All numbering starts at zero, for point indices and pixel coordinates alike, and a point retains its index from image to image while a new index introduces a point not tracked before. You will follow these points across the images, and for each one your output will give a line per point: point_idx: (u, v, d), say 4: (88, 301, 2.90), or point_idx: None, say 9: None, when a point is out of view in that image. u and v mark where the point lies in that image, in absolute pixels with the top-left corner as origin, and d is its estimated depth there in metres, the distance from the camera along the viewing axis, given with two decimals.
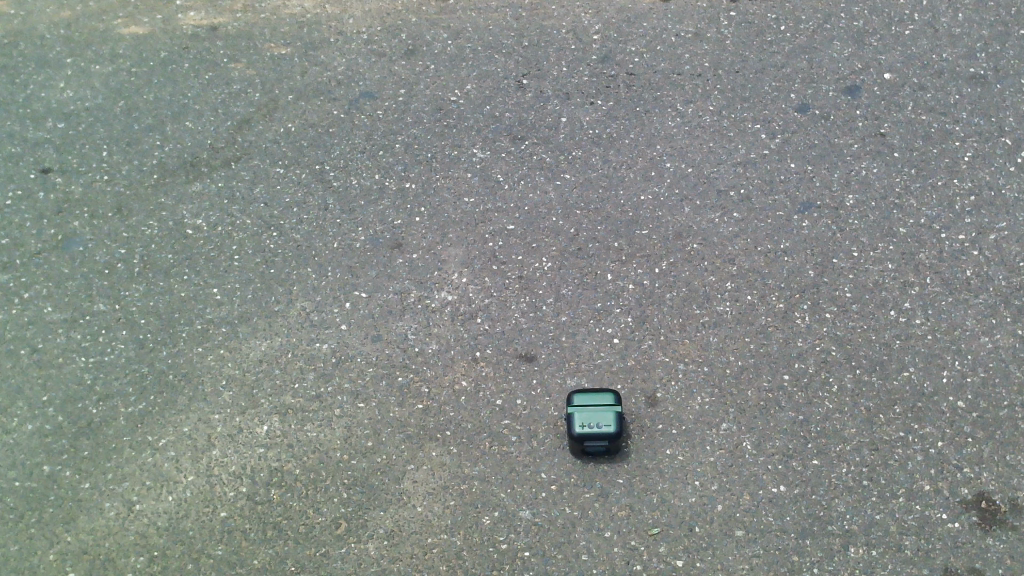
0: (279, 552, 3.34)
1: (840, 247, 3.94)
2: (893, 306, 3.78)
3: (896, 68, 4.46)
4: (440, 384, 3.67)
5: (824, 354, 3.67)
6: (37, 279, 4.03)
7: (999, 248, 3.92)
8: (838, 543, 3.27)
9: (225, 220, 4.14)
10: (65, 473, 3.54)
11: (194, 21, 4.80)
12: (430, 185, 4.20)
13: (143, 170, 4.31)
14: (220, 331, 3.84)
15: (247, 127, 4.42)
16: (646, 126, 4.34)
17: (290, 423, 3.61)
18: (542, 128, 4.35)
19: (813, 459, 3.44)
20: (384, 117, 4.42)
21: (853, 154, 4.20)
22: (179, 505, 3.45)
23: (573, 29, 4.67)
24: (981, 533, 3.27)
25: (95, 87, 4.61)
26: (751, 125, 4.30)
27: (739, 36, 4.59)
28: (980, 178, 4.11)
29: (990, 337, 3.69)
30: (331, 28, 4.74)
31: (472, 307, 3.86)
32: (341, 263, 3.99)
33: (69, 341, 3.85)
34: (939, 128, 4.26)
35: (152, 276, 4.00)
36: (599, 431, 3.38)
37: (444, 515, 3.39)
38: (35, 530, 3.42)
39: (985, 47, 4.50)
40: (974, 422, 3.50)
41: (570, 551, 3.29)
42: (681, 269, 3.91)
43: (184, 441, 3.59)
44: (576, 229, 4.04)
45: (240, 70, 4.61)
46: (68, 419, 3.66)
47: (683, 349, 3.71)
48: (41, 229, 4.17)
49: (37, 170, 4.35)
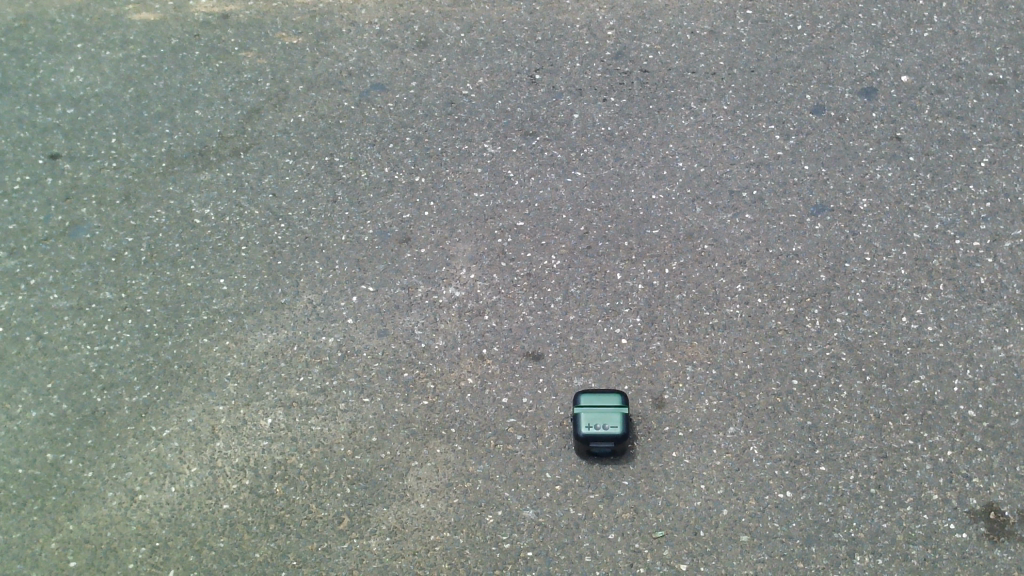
0: (281, 546, 3.32)
1: (853, 251, 3.90)
2: (905, 312, 3.74)
3: (913, 71, 4.41)
4: (446, 380, 3.64)
5: (834, 359, 3.63)
6: (44, 266, 4.01)
7: (1015, 256, 3.87)
8: (844, 550, 3.24)
9: (233, 210, 4.11)
10: (68, 461, 3.52)
11: (205, 9, 4.79)
12: (439, 179, 4.17)
13: (152, 158, 4.29)
14: (226, 322, 3.82)
15: (257, 117, 4.39)
16: (659, 125, 4.30)
17: (295, 417, 3.59)
18: (554, 124, 4.32)
19: (820, 465, 3.41)
20: (394, 110, 4.38)
21: (868, 157, 4.15)
22: (181, 496, 3.44)
23: (588, 24, 4.63)
24: (989, 544, 3.24)
25: (105, 73, 4.58)
26: (765, 125, 4.26)
27: (755, 34, 4.54)
28: (997, 184, 4.06)
29: (1003, 346, 3.65)
30: (343, 18, 4.71)
31: (479, 303, 3.83)
32: (349, 256, 3.97)
33: (75, 328, 3.84)
34: (956, 133, 4.21)
35: (159, 265, 3.98)
36: (606, 433, 3.36)
37: (447, 513, 3.37)
38: (37, 518, 3.41)
39: (1004, 52, 4.45)
40: (985, 432, 3.46)
41: (573, 552, 3.27)
42: (691, 270, 3.88)
43: (187, 431, 3.57)
44: (586, 227, 4.01)
45: (251, 59, 4.58)
46: (72, 408, 3.64)
47: (691, 351, 3.68)
48: (49, 215, 4.15)
49: (46, 155, 4.33)
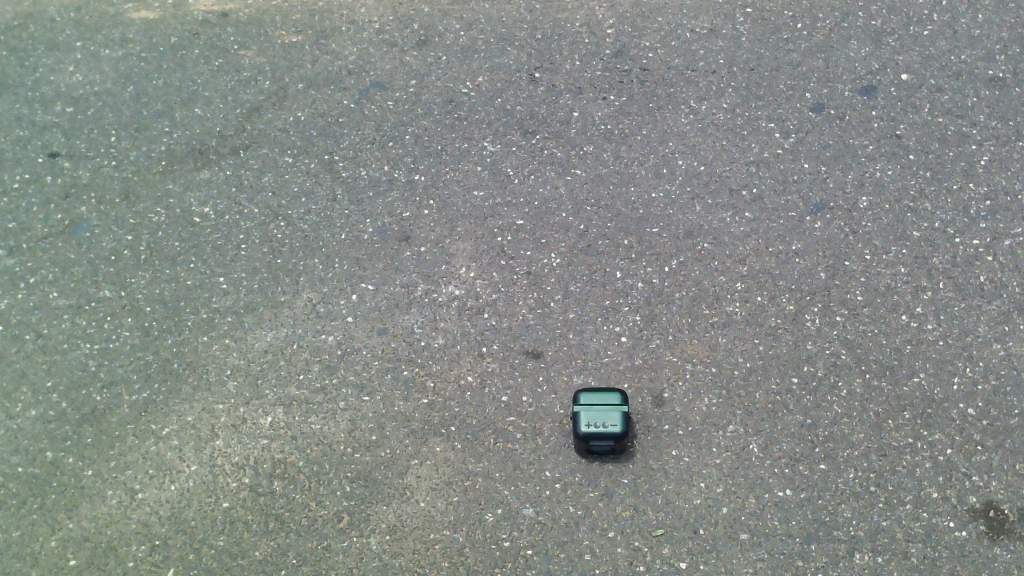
0: (281, 545, 3.32)
1: (853, 249, 3.90)
2: (905, 310, 3.74)
3: (913, 69, 4.41)
4: (445, 379, 3.64)
5: (834, 357, 3.63)
6: (44, 264, 4.01)
7: (1014, 254, 3.87)
8: (844, 549, 3.24)
9: (233, 209, 4.11)
10: (68, 460, 3.53)
11: (205, 7, 4.78)
12: (439, 178, 4.17)
13: (151, 156, 4.29)
14: (226, 321, 3.82)
15: (256, 116, 4.38)
16: (659, 123, 4.30)
17: (294, 415, 3.59)
18: (553, 122, 4.31)
19: (820, 463, 3.41)
20: (394, 108, 4.38)
21: (868, 155, 4.15)
22: (181, 495, 3.44)
23: (587, 22, 4.62)
24: (988, 543, 3.24)
25: (104, 71, 4.58)
26: (765, 124, 4.26)
27: (755, 33, 4.54)
28: (996, 182, 4.06)
29: (1002, 344, 3.65)
30: (343, 16, 4.71)
31: (478, 302, 3.83)
32: (348, 255, 3.97)
33: (75, 327, 3.84)
34: (955, 131, 4.21)
35: (158, 264, 3.98)
36: (606, 431, 3.36)
37: (447, 511, 3.37)
38: (37, 516, 3.41)
39: (1004, 50, 4.44)
40: (984, 430, 3.46)
41: (573, 550, 3.27)
42: (691, 269, 3.88)
43: (187, 430, 3.57)
44: (586, 226, 4.01)
45: (250, 57, 4.58)
46: (72, 406, 3.64)
47: (691, 349, 3.68)
48: (48, 214, 4.15)
49: (45, 154, 4.33)
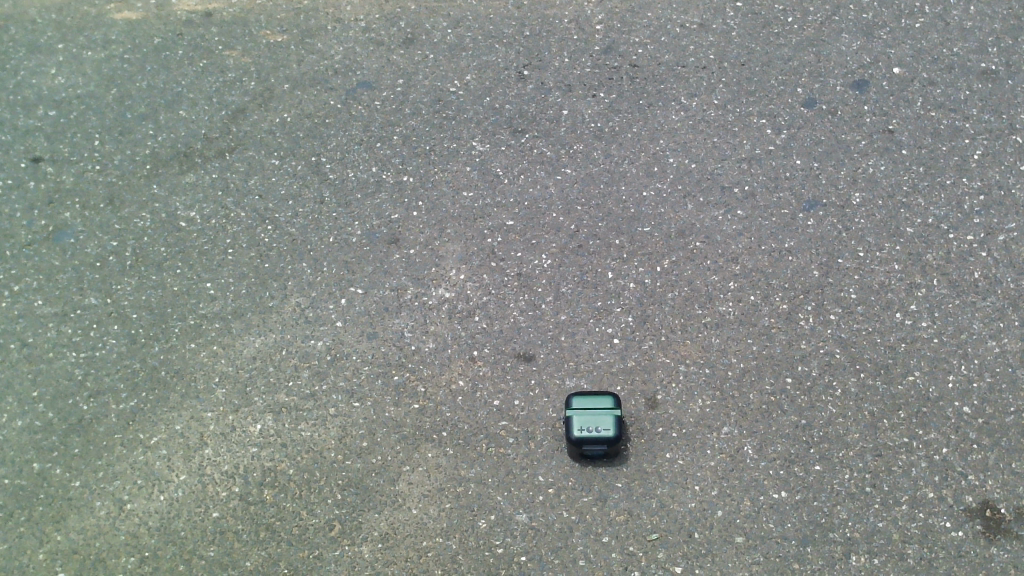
0: (272, 554, 3.28)
1: (846, 246, 3.87)
2: (899, 308, 3.71)
3: (905, 62, 4.37)
4: (437, 384, 3.60)
5: (828, 356, 3.60)
6: (28, 272, 3.96)
7: (1009, 249, 3.84)
8: (840, 550, 3.22)
9: (219, 212, 4.06)
10: (55, 471, 3.48)
11: (188, 7, 4.72)
12: (427, 178, 4.12)
13: (135, 160, 4.23)
14: (214, 327, 3.77)
15: (242, 117, 4.33)
16: (649, 120, 4.25)
17: (284, 423, 3.54)
18: (543, 121, 4.26)
19: (815, 464, 3.38)
20: (381, 108, 4.33)
21: (861, 151, 4.11)
22: (170, 505, 3.39)
23: (576, 18, 4.57)
24: (985, 542, 3.22)
25: (87, 74, 4.52)
26: (756, 120, 4.21)
27: (745, 27, 4.49)
28: (990, 177, 4.02)
29: (997, 341, 3.62)
30: (329, 15, 4.65)
31: (469, 305, 3.79)
32: (337, 258, 3.92)
33: (60, 335, 3.79)
34: (948, 125, 4.18)
35: (144, 270, 3.92)
36: (599, 435, 3.33)
37: (439, 518, 3.33)
38: (24, 529, 3.36)
39: (997, 42, 4.41)
40: (980, 428, 3.44)
41: (567, 555, 3.24)
42: (683, 268, 3.84)
43: (176, 439, 3.53)
44: (577, 226, 3.97)
45: (235, 57, 4.52)
46: (58, 416, 3.60)
47: (684, 350, 3.64)
48: (32, 220, 4.09)
49: (28, 159, 4.27)
